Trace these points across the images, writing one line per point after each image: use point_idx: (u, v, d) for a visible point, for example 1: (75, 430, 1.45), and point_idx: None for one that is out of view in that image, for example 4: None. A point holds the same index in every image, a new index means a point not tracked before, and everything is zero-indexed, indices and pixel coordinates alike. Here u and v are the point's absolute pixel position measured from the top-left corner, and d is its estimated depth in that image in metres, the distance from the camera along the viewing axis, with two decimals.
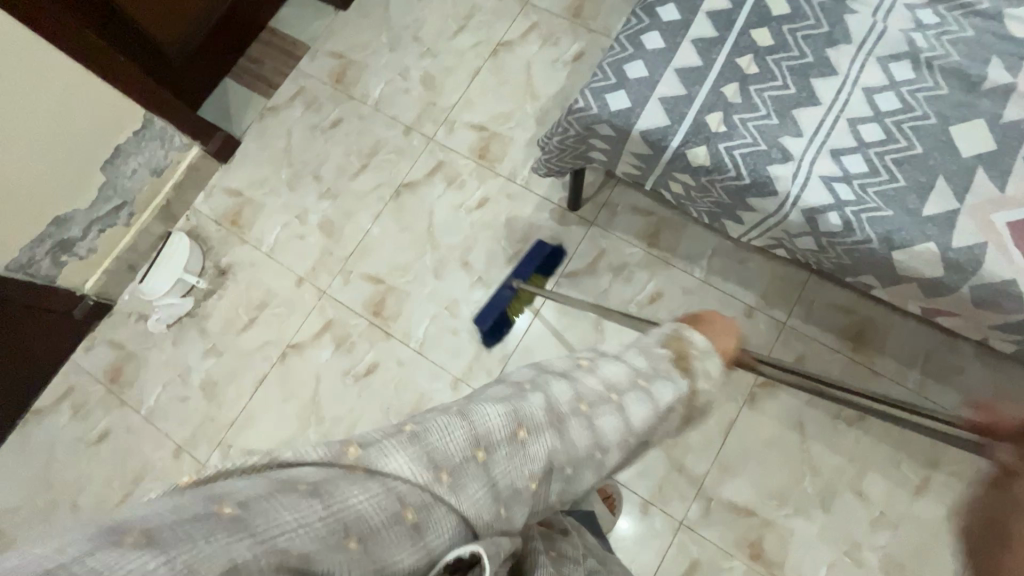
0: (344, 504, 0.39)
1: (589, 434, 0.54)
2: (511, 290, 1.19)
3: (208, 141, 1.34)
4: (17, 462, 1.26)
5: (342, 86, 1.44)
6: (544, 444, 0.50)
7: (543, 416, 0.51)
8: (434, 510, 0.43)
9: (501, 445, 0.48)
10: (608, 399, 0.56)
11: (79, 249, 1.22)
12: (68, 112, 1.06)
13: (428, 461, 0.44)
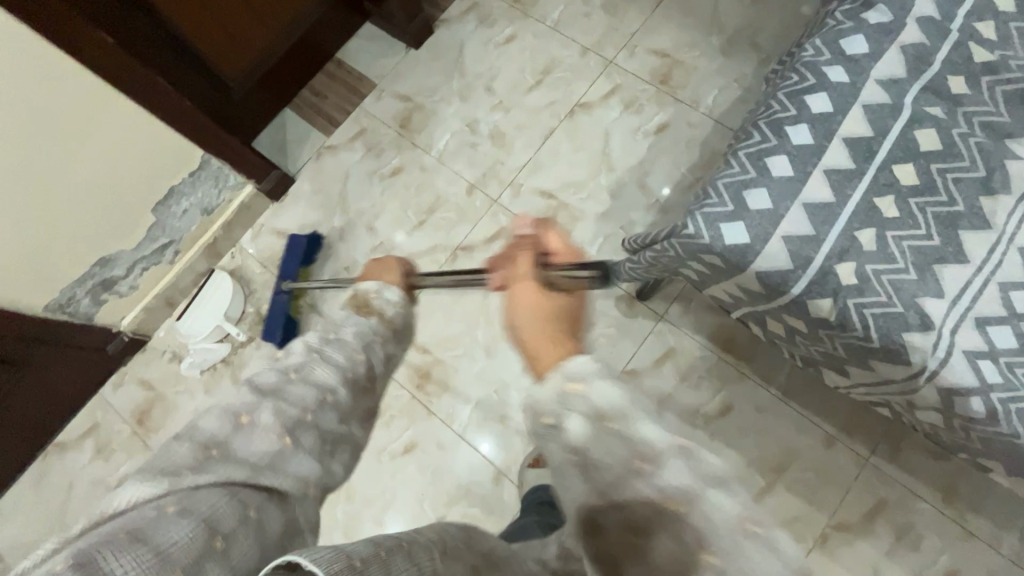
0: (100, 535, 0.35)
1: (311, 389, 0.52)
2: (286, 294, 1.21)
3: (263, 180, 1.27)
4: (34, 496, 1.22)
5: (406, 132, 1.36)
6: (270, 410, 0.48)
7: (256, 380, 0.52)
8: (197, 473, 0.41)
9: (259, 405, 0.48)
10: (318, 352, 0.56)
11: (120, 287, 1.15)
12: (122, 154, 0.99)
13: (209, 444, 0.44)
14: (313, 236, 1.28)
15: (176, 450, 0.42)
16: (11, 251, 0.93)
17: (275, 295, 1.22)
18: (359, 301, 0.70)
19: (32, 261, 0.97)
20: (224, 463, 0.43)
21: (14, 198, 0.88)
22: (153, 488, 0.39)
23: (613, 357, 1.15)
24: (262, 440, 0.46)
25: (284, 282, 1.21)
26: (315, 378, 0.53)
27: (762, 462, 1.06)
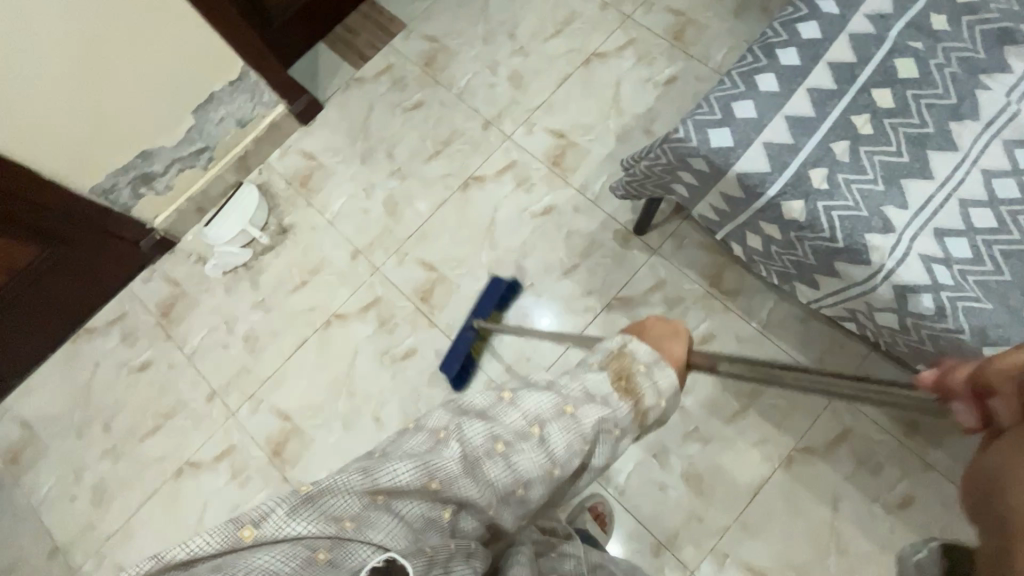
0: (270, 562, 0.43)
1: (538, 453, 0.56)
2: (473, 332, 1.17)
3: (294, 102, 1.37)
4: (61, 373, 1.32)
5: (431, 70, 1.45)
6: (488, 467, 0.54)
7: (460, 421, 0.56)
8: (367, 515, 0.47)
9: (456, 478, 0.52)
10: (549, 421, 0.57)
11: (157, 184, 1.25)
12: (172, 60, 1.10)
13: (379, 486, 0.49)
14: (515, 282, 1.22)
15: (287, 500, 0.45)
16: (65, 124, 1.03)
17: (463, 329, 1.17)
18: (623, 368, 0.61)
19: (76, 142, 1.07)
20: (336, 507, 0.47)
21: (70, 79, 0.99)
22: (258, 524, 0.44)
23: (606, 284, 1.22)
24: (387, 486, 0.49)
25: (477, 320, 1.16)
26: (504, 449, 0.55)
27: (737, 388, 1.12)
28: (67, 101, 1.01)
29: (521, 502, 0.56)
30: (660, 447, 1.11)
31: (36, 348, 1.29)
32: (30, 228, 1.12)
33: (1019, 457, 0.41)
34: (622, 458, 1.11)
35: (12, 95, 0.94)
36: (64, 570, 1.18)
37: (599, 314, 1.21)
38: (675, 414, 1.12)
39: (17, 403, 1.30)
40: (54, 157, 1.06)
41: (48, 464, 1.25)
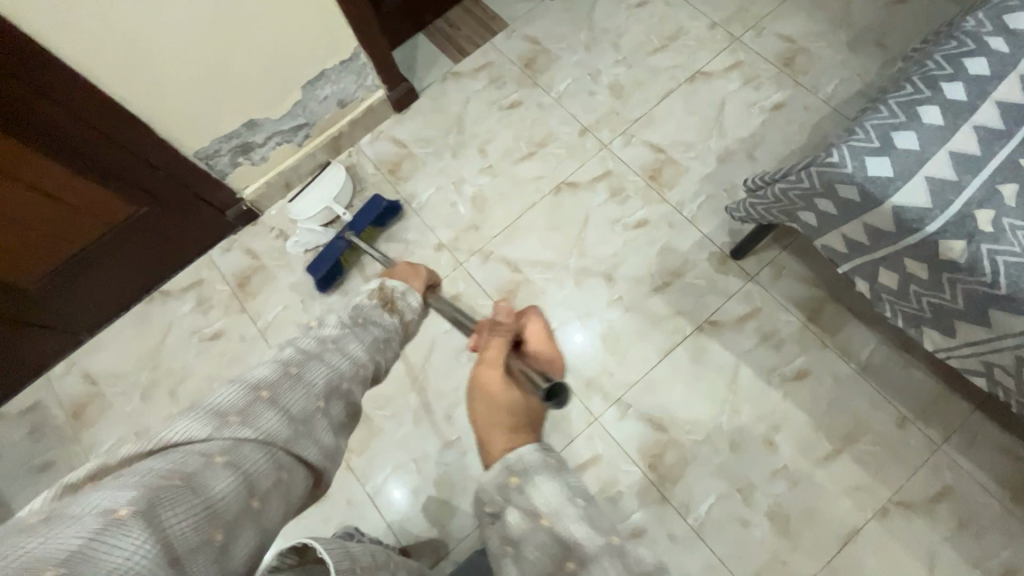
0: (147, 471, 0.42)
1: (321, 380, 0.59)
2: (345, 242, 1.24)
3: (393, 88, 1.36)
4: (131, 333, 1.30)
5: (530, 71, 1.43)
6: (292, 392, 0.55)
7: (270, 377, 0.55)
8: (233, 430, 0.48)
9: (283, 379, 0.56)
10: (314, 355, 0.62)
11: (254, 155, 1.24)
12: (298, 33, 1.10)
13: (236, 426, 0.49)
14: (395, 203, 1.29)
15: (183, 426, 0.47)
16: (187, 83, 1.03)
17: (334, 239, 1.24)
18: (351, 320, 0.70)
19: (191, 104, 1.06)
20: (247, 427, 0.49)
21: (206, 35, 0.99)
22: (186, 434, 0.46)
23: (698, 306, 1.18)
24: (284, 410, 0.53)
25: (347, 232, 1.23)
26: (308, 386, 0.58)
27: (832, 430, 1.07)
28: (194, 60, 1.00)
29: (349, 390, 0.64)
30: (745, 482, 1.06)
31: (110, 306, 1.28)
32: (129, 182, 1.10)
33: (506, 404, 0.83)
34: (704, 489, 1.06)
35: (143, 40, 0.93)
36: None
37: (688, 336, 1.17)
38: (764, 449, 1.07)
39: (86, 359, 1.29)
40: (169, 114, 1.05)
41: (110, 424, 1.24)
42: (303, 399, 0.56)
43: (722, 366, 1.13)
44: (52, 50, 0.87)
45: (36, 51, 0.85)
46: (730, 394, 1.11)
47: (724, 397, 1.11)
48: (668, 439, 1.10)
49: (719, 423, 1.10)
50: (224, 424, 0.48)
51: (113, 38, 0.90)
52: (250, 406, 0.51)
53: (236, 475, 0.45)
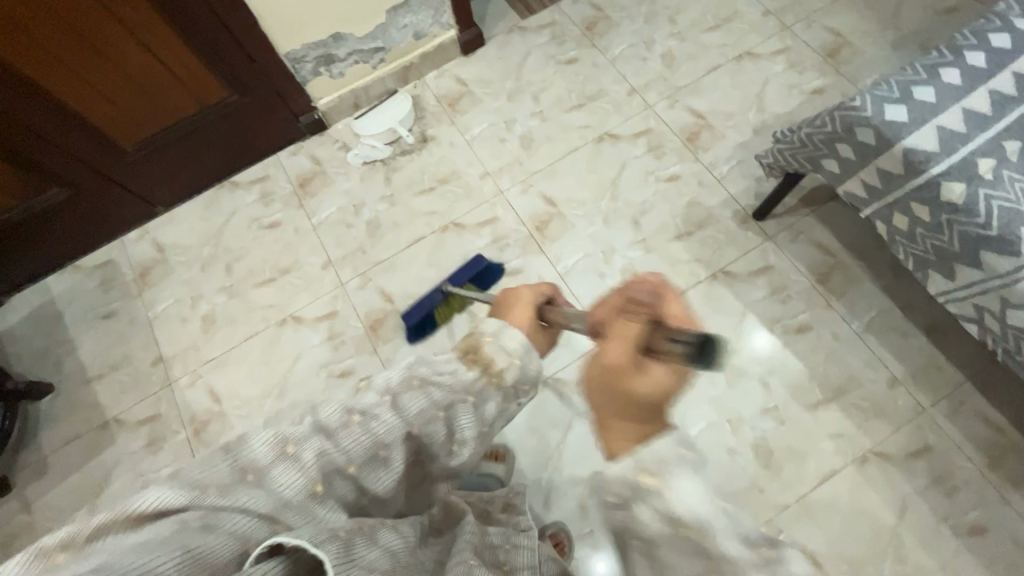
0: (124, 544, 0.41)
1: (365, 436, 0.54)
2: (442, 295, 1.21)
3: (464, 30, 1.49)
4: (200, 213, 1.45)
5: (590, 34, 1.55)
6: (316, 450, 0.52)
7: (311, 429, 0.53)
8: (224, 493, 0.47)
9: (308, 438, 0.52)
10: (394, 397, 0.56)
11: (334, 68, 1.38)
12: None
13: (230, 487, 0.48)
14: (495, 265, 1.28)
15: (177, 492, 0.46)
16: None
17: (432, 291, 1.21)
18: (471, 345, 0.62)
19: (293, 7, 1.20)
20: (254, 488, 0.49)
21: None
22: (176, 500, 0.46)
23: (715, 257, 1.27)
24: (298, 474, 0.51)
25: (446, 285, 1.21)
26: (359, 430, 0.54)
27: (825, 381, 1.14)
28: None
29: (385, 464, 0.55)
30: (736, 415, 1.14)
31: (185, 186, 1.43)
32: (226, 67, 1.24)
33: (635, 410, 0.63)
34: (697, 416, 1.14)
35: None
36: (162, 379, 1.29)
37: (702, 282, 1.25)
38: (759, 389, 1.15)
39: (158, 230, 1.44)
40: (273, 13, 1.19)
41: (170, 287, 1.38)
42: (319, 467, 0.52)
43: (731, 312, 1.22)
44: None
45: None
46: (734, 336, 1.19)
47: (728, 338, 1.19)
48: None
49: None
50: (216, 491, 0.47)
51: None
52: (281, 451, 0.51)
53: (219, 535, 0.44)
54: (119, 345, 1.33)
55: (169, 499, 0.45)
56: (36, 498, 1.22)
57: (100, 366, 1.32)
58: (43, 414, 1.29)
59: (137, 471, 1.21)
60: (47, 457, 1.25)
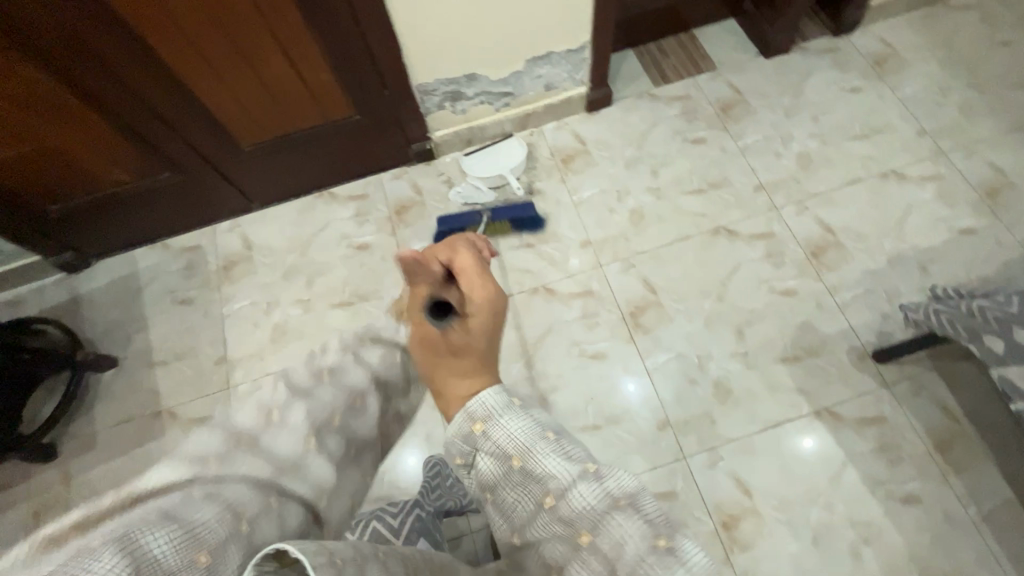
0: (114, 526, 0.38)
1: (341, 389, 0.54)
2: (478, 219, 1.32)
3: (595, 89, 1.43)
4: (293, 218, 1.43)
5: (724, 116, 1.46)
6: (300, 412, 0.50)
7: (282, 406, 0.50)
8: (222, 475, 0.44)
9: (290, 404, 0.50)
10: (353, 351, 0.57)
11: (458, 105, 1.35)
12: (550, 13, 1.19)
13: (220, 467, 0.45)
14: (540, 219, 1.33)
15: (167, 472, 0.43)
16: (444, 28, 1.14)
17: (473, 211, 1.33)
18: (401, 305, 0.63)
19: (437, 46, 1.18)
20: (250, 456, 0.46)
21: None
22: (172, 475, 0.43)
23: (822, 391, 1.15)
24: (288, 437, 0.49)
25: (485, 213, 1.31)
26: (314, 411, 0.51)
27: (927, 568, 1.01)
28: (460, 11, 1.12)
29: (360, 412, 0.56)
30: None
31: (286, 189, 1.42)
32: (356, 86, 1.21)
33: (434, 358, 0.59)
34: (772, 569, 1.02)
35: None
36: (222, 380, 1.27)
37: (802, 417, 1.14)
38: (847, 556, 1.03)
39: (250, 227, 1.43)
40: (417, 49, 1.17)
41: (249, 287, 1.36)
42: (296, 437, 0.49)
43: (829, 460, 1.10)
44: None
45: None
46: (830, 489, 1.07)
47: (821, 489, 1.07)
48: (751, 507, 1.07)
49: (808, 511, 1.06)
50: (207, 466, 0.44)
51: None
52: (267, 423, 0.48)
53: (217, 508, 0.41)
54: (188, 335, 1.32)
55: (164, 477, 0.43)
56: (77, 473, 1.20)
57: (167, 352, 1.31)
58: (102, 389, 1.28)
59: None
60: (97, 434, 1.24)
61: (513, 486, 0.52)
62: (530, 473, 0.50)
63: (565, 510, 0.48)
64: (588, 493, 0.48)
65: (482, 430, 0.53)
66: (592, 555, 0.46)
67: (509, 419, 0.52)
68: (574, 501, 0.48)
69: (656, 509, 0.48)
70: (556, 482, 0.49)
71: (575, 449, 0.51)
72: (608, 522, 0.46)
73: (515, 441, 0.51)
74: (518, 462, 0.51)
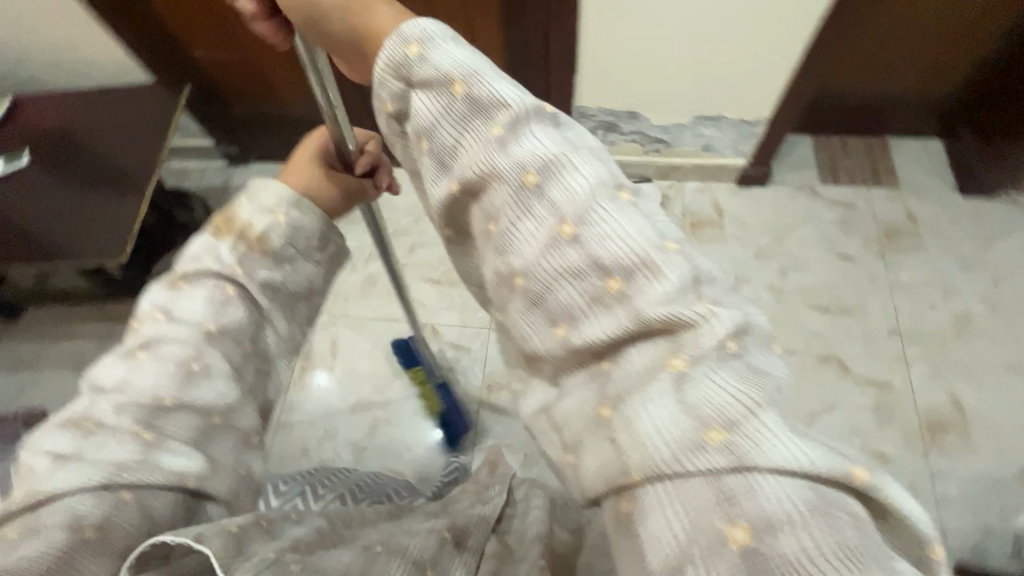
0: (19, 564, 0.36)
1: (230, 321, 0.48)
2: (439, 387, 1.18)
3: (754, 166, 1.35)
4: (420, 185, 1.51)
5: (885, 240, 1.31)
6: (179, 349, 0.46)
7: (128, 367, 0.45)
8: (89, 447, 0.41)
9: (167, 356, 0.46)
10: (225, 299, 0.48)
11: (608, 136, 1.33)
12: (738, 80, 1.13)
13: (91, 429, 0.42)
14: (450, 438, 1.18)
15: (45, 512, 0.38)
16: (625, 64, 1.13)
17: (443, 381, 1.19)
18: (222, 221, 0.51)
19: (611, 79, 1.17)
20: (162, 455, 0.42)
21: (682, 38, 1.05)
22: (61, 506, 0.39)
23: None
24: (204, 391, 0.46)
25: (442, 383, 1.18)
26: (176, 347, 0.46)
27: None
28: (647, 53, 1.10)
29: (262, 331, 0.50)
30: None
31: None
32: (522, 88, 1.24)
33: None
34: None
35: (632, 21, 1.03)
36: None
37: None
38: None
39: None
40: (590, 75, 1.17)
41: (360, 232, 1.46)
42: (173, 367, 0.45)
43: None
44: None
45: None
46: None
47: None
48: None
49: None
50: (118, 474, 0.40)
51: (615, 9, 1.01)
52: (128, 372, 0.45)
53: (139, 522, 0.40)
54: None
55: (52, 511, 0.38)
56: None
57: None
58: None
59: None
60: None
61: (560, 267, 0.36)
62: (598, 262, 0.35)
63: (588, 237, 0.35)
64: (667, 265, 0.34)
65: (531, 183, 0.37)
66: (684, 400, 0.31)
67: (451, 47, 0.39)
68: (605, 230, 0.35)
69: (707, 263, 0.36)
70: (573, 201, 0.36)
71: (652, 208, 0.38)
72: (645, 249, 0.35)
73: (541, 159, 0.37)
74: (571, 233, 0.36)
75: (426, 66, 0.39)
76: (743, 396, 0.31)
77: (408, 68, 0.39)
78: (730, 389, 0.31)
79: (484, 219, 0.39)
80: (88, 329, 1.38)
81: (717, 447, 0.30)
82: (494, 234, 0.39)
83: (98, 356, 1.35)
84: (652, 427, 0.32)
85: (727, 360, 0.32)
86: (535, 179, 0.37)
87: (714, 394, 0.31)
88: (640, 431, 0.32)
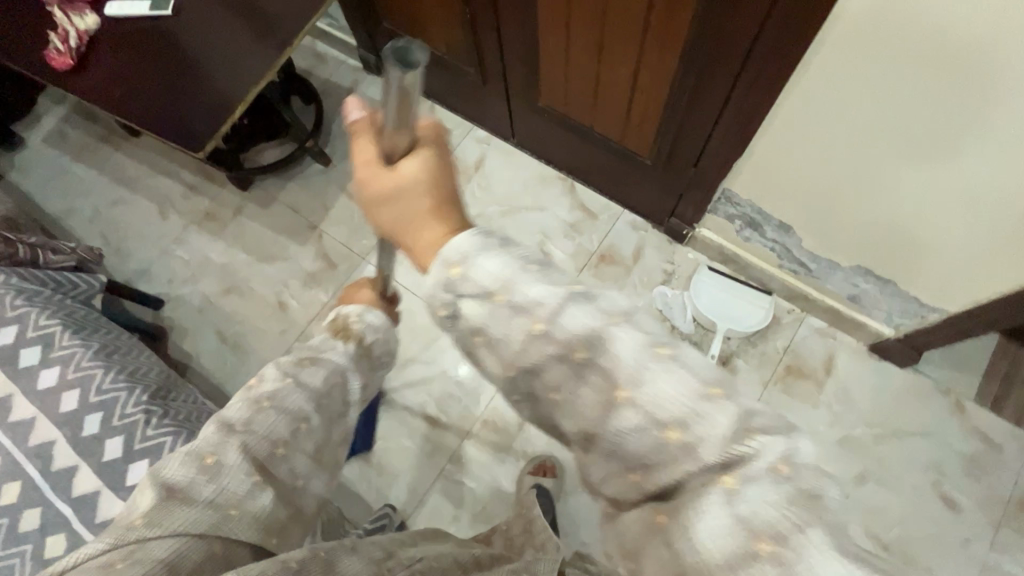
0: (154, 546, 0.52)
1: (286, 408, 0.64)
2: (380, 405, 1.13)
3: (902, 346, 1.06)
4: (527, 178, 1.37)
5: (1013, 511, 1.02)
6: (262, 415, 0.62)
7: (246, 408, 0.62)
8: (223, 476, 0.57)
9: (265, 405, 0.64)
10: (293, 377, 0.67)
11: (745, 230, 1.10)
12: (922, 251, 0.88)
13: (215, 468, 0.57)
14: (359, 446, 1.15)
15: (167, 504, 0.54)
16: (803, 175, 0.89)
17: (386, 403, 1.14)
18: (341, 325, 0.76)
19: (778, 181, 0.93)
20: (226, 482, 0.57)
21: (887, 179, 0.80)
22: (177, 503, 0.55)
23: None
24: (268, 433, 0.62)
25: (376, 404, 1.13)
26: (289, 406, 0.64)
27: None
28: (837, 177, 0.85)
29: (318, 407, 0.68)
30: None
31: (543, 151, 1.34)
32: (671, 140, 1.00)
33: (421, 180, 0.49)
34: None
35: (838, 138, 0.78)
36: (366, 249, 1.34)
37: None
38: None
39: (494, 153, 1.40)
40: (757, 166, 0.94)
41: None
42: (284, 416, 0.63)
43: None
44: (809, 72, 0.71)
45: (797, 61, 0.70)
46: None
47: None
48: None
49: None
50: (204, 489, 0.56)
51: (822, 117, 0.77)
52: (251, 414, 0.62)
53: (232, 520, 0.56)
54: None
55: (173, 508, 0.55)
56: (243, 214, 1.41)
57: None
58: (303, 172, 1.44)
59: (288, 281, 1.33)
60: (275, 200, 1.41)
61: (616, 426, 0.39)
62: (672, 414, 0.37)
63: (694, 434, 0.36)
64: (717, 417, 0.36)
65: (584, 358, 0.39)
66: (735, 509, 0.35)
67: (485, 260, 0.41)
68: (701, 430, 0.36)
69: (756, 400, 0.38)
70: (634, 375, 0.38)
71: (693, 358, 0.38)
72: (708, 410, 0.37)
73: (586, 328, 0.38)
74: (629, 398, 0.38)
75: (467, 284, 0.41)
76: (728, 483, 0.36)
77: (448, 286, 0.42)
78: (774, 506, 0.35)
79: (546, 390, 0.41)
80: (184, 177, 1.46)
81: (772, 556, 0.34)
82: (554, 405, 0.41)
83: (184, 207, 1.44)
84: (711, 539, 0.35)
85: (780, 481, 0.35)
86: (631, 398, 0.38)
87: (758, 502, 0.35)
88: (703, 550, 0.36)
